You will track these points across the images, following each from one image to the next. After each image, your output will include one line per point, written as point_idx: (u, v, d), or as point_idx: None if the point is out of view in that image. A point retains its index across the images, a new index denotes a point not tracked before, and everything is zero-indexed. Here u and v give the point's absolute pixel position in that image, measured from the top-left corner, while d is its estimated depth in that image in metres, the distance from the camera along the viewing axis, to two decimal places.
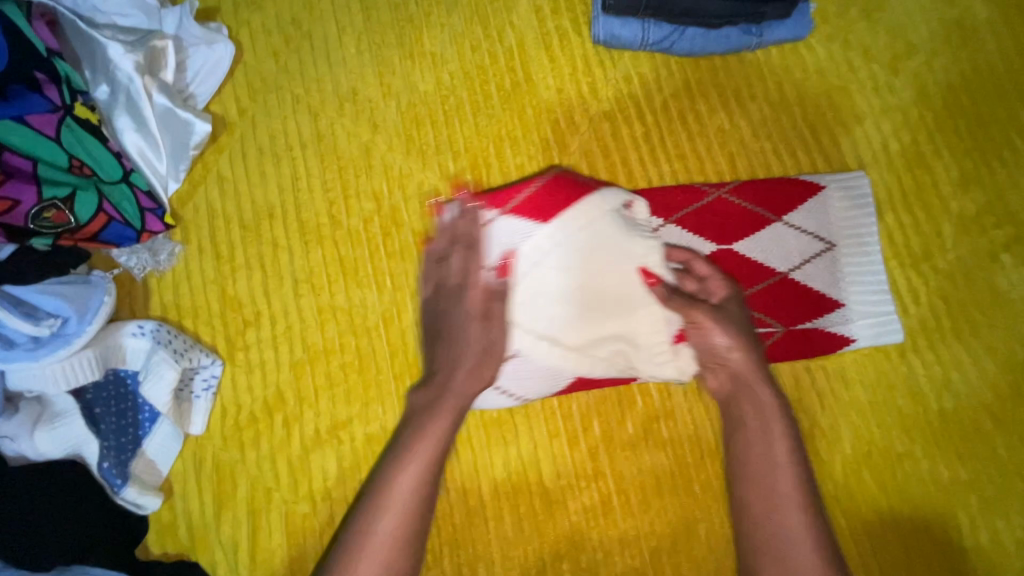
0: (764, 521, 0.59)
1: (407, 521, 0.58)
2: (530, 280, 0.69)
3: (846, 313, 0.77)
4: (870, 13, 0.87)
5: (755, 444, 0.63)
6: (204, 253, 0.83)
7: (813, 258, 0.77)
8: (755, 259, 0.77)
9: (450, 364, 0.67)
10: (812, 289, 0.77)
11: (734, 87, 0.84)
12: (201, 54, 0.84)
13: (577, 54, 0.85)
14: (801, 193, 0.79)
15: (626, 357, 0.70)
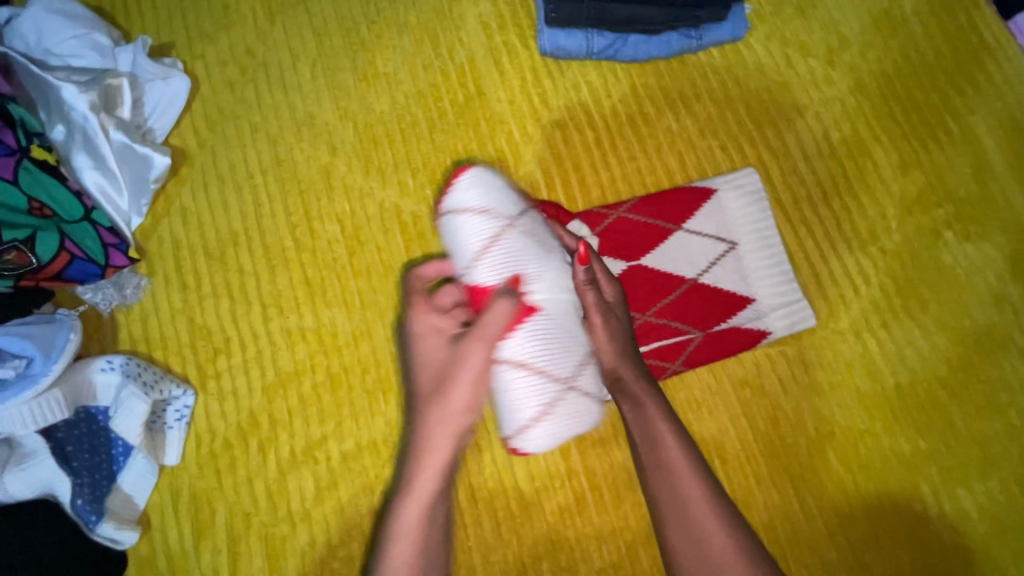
0: (665, 494, 0.58)
1: (429, 565, 0.56)
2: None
3: (758, 307, 0.80)
4: (804, 11, 0.90)
5: (656, 457, 0.60)
6: (171, 284, 0.84)
7: (719, 259, 0.81)
8: (665, 271, 0.80)
9: (434, 370, 0.59)
10: (722, 290, 0.80)
11: (679, 89, 0.88)
12: (157, 90, 0.85)
13: (526, 66, 0.87)
14: (698, 199, 0.83)
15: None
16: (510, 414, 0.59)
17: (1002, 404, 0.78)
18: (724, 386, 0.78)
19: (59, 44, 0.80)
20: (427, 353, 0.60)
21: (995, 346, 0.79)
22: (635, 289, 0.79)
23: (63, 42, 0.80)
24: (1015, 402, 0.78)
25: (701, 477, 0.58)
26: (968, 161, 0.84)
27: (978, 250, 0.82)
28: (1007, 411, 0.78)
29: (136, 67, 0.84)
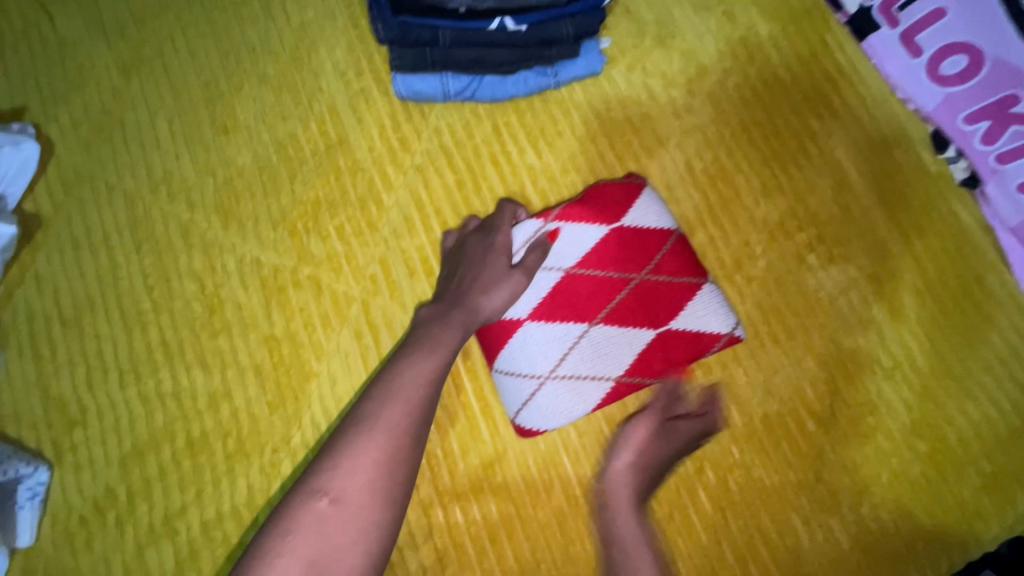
0: (617, 539, 0.68)
1: (403, 435, 0.61)
2: (608, 263, 0.77)
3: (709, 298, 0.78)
4: (663, 41, 0.90)
5: (618, 507, 0.70)
6: (24, 356, 0.81)
7: (661, 252, 0.78)
8: (607, 273, 0.77)
9: (482, 262, 0.75)
10: (667, 288, 0.78)
11: (540, 126, 0.87)
12: (7, 156, 0.83)
13: (385, 111, 0.87)
14: (629, 194, 0.80)
15: (567, 371, 0.75)
16: (699, 316, 0.77)
17: (870, 427, 0.77)
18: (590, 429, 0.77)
19: None
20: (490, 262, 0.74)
21: (860, 368, 0.79)
22: (580, 300, 0.77)
23: None
24: (882, 424, 0.77)
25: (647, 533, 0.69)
26: (828, 183, 0.85)
27: (841, 271, 0.82)
28: (875, 434, 0.77)
29: None
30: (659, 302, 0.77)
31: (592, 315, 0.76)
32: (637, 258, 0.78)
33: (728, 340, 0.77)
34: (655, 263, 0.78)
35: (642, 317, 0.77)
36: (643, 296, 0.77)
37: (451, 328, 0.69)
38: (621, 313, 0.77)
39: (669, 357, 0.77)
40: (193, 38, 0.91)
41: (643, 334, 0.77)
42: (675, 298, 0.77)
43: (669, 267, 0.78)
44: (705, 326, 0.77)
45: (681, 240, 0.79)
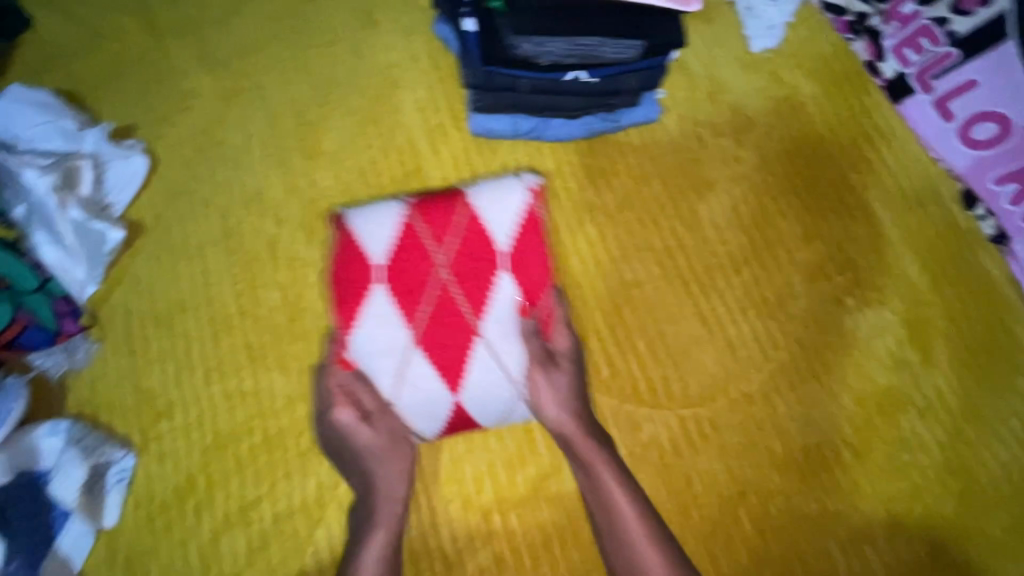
0: (614, 535, 0.71)
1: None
2: (412, 291, 0.75)
3: (482, 205, 0.78)
4: (715, 95, 0.99)
5: (604, 503, 0.73)
6: (119, 350, 0.88)
7: (376, 241, 0.76)
8: (423, 310, 0.75)
9: (353, 431, 0.76)
10: (463, 252, 0.76)
11: (599, 165, 0.95)
12: (119, 168, 0.92)
13: (460, 145, 0.95)
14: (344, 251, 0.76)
15: (513, 359, 0.77)
16: (497, 212, 0.78)
17: (903, 462, 0.82)
18: (638, 449, 0.83)
19: (27, 129, 0.87)
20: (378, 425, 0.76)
21: (894, 406, 0.85)
22: (459, 329, 0.76)
23: (31, 127, 0.87)
24: (915, 461, 0.83)
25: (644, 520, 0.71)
26: (865, 233, 0.92)
27: (877, 315, 0.88)
28: (908, 469, 0.82)
29: (98, 148, 0.91)
30: (484, 250, 0.77)
31: (471, 323, 0.76)
32: (420, 264, 0.76)
33: (531, 201, 0.79)
34: (442, 244, 0.77)
35: (490, 281, 0.77)
36: (462, 264, 0.76)
37: (390, 476, 0.76)
38: (477, 288, 0.77)
39: (526, 273, 0.78)
40: (287, 70, 1.00)
41: (506, 281, 0.77)
42: (480, 234, 0.77)
43: (438, 226, 0.77)
44: (516, 216, 0.78)
45: (414, 210, 0.77)
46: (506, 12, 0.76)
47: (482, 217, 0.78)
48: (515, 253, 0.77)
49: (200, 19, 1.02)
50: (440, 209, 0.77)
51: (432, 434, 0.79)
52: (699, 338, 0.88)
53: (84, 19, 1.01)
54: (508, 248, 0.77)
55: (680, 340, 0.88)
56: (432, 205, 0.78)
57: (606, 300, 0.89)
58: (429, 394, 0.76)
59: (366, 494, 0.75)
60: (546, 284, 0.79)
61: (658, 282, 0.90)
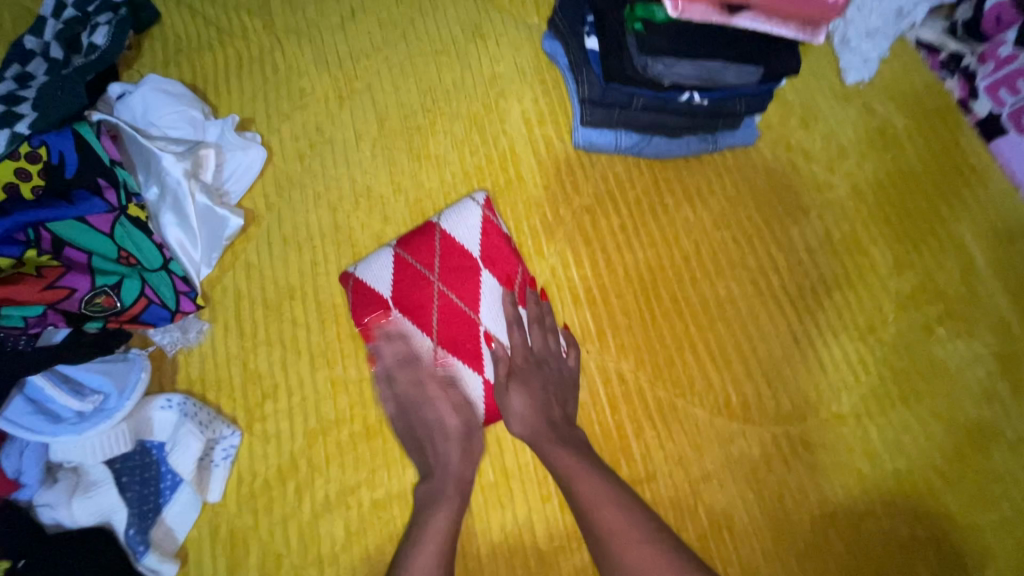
0: (593, 526, 0.70)
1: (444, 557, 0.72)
2: (426, 307, 0.88)
3: (449, 225, 0.92)
4: (808, 123, 1.02)
5: (574, 497, 0.73)
6: (229, 331, 0.92)
7: (416, 267, 0.90)
8: (451, 315, 0.88)
9: (420, 420, 0.83)
10: (428, 273, 0.90)
11: (696, 184, 0.98)
12: (237, 158, 0.96)
13: (561, 157, 0.99)
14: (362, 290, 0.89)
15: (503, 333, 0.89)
16: (467, 230, 0.91)
17: (996, 494, 0.83)
18: (732, 463, 0.85)
19: (161, 117, 0.93)
20: (422, 418, 0.83)
21: (986, 438, 0.85)
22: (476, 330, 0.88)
23: (164, 115, 0.93)
24: (1007, 493, 0.83)
25: (611, 507, 0.71)
26: (956, 265, 0.93)
27: (968, 346, 0.90)
28: (1000, 501, 0.83)
29: (222, 138, 0.96)
30: (458, 259, 0.90)
31: (473, 319, 0.88)
32: (424, 287, 0.89)
33: (485, 210, 0.92)
34: (432, 266, 0.90)
35: (469, 284, 0.89)
36: (449, 275, 0.89)
37: (446, 456, 0.81)
38: (468, 291, 0.89)
39: (502, 270, 0.90)
40: (398, 76, 1.05)
41: (487, 277, 0.90)
42: (455, 249, 0.90)
43: (424, 256, 0.90)
44: (477, 229, 0.92)
45: (404, 247, 0.91)
46: (647, 34, 0.76)
47: (453, 235, 0.91)
48: (484, 256, 0.90)
49: (317, 23, 1.08)
50: (421, 239, 0.91)
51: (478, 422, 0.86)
52: (791, 357, 0.90)
53: (210, 18, 1.07)
54: (478, 254, 0.90)
55: (773, 358, 0.90)
56: (414, 240, 0.91)
57: (701, 314, 0.92)
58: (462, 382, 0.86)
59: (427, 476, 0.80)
60: (515, 265, 0.90)
61: (751, 300, 0.93)
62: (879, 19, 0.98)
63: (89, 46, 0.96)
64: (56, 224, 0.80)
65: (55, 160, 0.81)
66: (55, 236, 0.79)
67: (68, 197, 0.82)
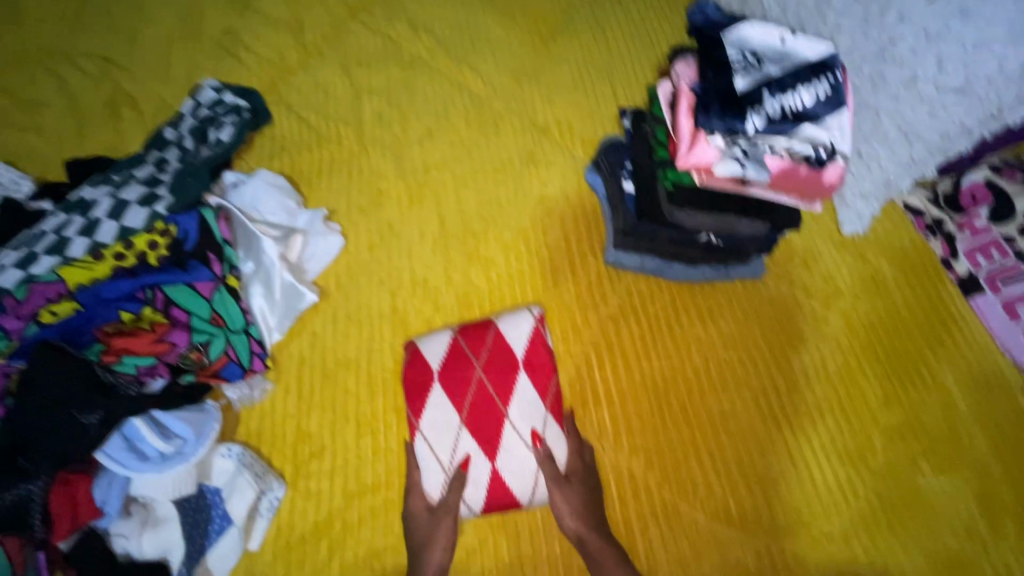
0: None
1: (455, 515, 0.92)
2: (461, 389, 1.00)
3: (502, 324, 1.06)
4: (809, 263, 1.17)
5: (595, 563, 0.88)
6: (289, 392, 1.04)
7: (463, 352, 1.03)
8: (482, 404, 0.99)
9: (433, 417, 0.99)
10: (473, 361, 1.02)
11: (709, 306, 1.12)
12: (319, 243, 1.14)
13: (593, 270, 1.15)
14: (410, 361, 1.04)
15: (525, 428, 0.98)
16: (516, 332, 1.05)
17: None
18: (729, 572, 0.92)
19: (265, 205, 1.11)
20: (435, 426, 0.98)
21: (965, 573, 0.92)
22: (498, 422, 0.98)
23: (268, 203, 1.12)
24: None
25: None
26: (938, 405, 1.05)
27: (949, 482, 0.98)
28: None
29: (310, 226, 1.14)
30: (504, 355, 1.03)
31: (500, 411, 0.99)
32: (466, 372, 1.01)
33: (538, 321, 1.05)
34: (479, 355, 1.03)
35: (507, 380, 1.01)
36: (490, 366, 1.02)
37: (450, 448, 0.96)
38: (503, 385, 1.01)
39: (539, 374, 1.02)
40: (461, 187, 1.24)
41: (522, 377, 1.01)
42: (503, 347, 1.03)
43: (475, 345, 1.04)
44: (526, 335, 1.04)
45: (461, 333, 1.05)
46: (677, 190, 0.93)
47: (504, 334, 1.05)
48: (525, 359, 1.02)
49: (399, 136, 1.29)
50: (476, 331, 1.05)
51: (474, 508, 0.94)
52: (786, 473, 0.99)
53: (312, 124, 1.29)
54: (521, 356, 1.03)
55: (770, 471, 0.99)
56: (471, 331, 1.05)
57: (705, 424, 1.02)
58: (473, 466, 0.96)
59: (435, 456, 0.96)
60: (549, 375, 1.02)
61: (750, 414, 1.03)
62: (870, 184, 1.13)
63: (215, 140, 1.17)
64: (169, 286, 0.96)
65: (180, 236, 0.98)
66: (167, 296, 0.95)
67: (183, 264, 0.98)
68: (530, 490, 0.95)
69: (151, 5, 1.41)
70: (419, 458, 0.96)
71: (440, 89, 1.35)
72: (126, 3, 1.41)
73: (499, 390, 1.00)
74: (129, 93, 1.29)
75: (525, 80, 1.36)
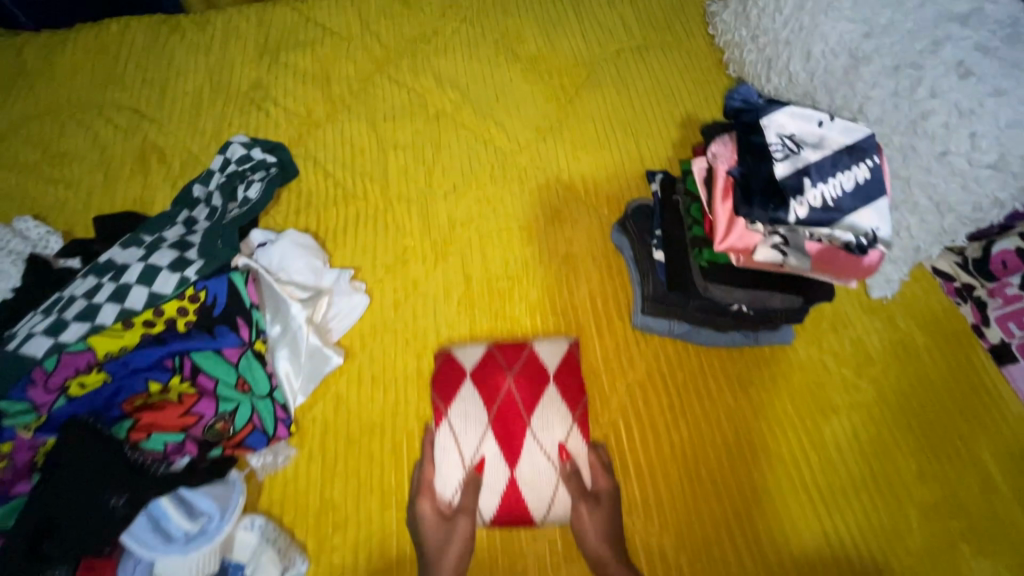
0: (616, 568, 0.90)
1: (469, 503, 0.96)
2: (491, 389, 1.06)
3: (535, 343, 1.11)
4: (838, 328, 1.16)
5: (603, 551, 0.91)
6: (312, 459, 1.02)
7: (497, 359, 1.09)
8: (510, 414, 1.05)
9: (462, 418, 1.04)
10: (505, 365, 1.09)
11: (738, 372, 1.11)
12: (344, 302, 1.13)
13: (621, 333, 1.14)
14: (441, 363, 1.09)
15: (549, 442, 1.02)
16: (551, 355, 1.10)
17: None
18: None
19: (292, 264, 1.11)
20: (461, 423, 1.03)
21: None
22: (520, 427, 1.04)
23: (295, 263, 1.11)
24: None
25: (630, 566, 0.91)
26: (976, 480, 1.02)
27: (991, 565, 0.95)
28: None
29: (336, 285, 1.13)
30: (536, 372, 1.08)
31: (526, 420, 1.04)
32: (497, 382, 1.07)
33: (573, 345, 1.11)
34: (512, 366, 1.08)
35: (535, 394, 1.06)
36: (521, 381, 1.07)
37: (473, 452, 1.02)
38: (533, 396, 1.06)
39: (566, 385, 1.07)
40: (486, 243, 1.24)
41: (551, 389, 1.06)
42: (537, 363, 1.09)
43: (509, 357, 1.09)
44: (560, 357, 1.10)
45: (497, 346, 1.11)
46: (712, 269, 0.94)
47: (539, 353, 1.10)
48: (557, 374, 1.07)
49: (424, 191, 1.29)
50: (512, 346, 1.11)
51: (485, 517, 0.97)
52: (822, 552, 0.96)
53: (338, 179, 1.29)
54: (553, 373, 1.08)
55: (791, 527, 0.98)
56: (506, 346, 1.11)
57: (737, 501, 1.00)
58: (490, 468, 1.01)
59: (458, 444, 1.02)
60: (580, 394, 1.06)
61: (784, 490, 1.01)
62: (900, 253, 1.12)
63: (244, 198, 1.18)
64: (197, 353, 0.95)
65: (208, 301, 0.99)
66: (195, 363, 0.95)
67: (211, 330, 0.97)
68: (549, 502, 0.99)
69: (181, 56, 1.43)
70: (447, 442, 1.02)
71: (465, 143, 1.35)
72: (157, 54, 1.43)
73: (527, 402, 1.05)
74: (159, 146, 1.31)
75: (551, 136, 1.36)
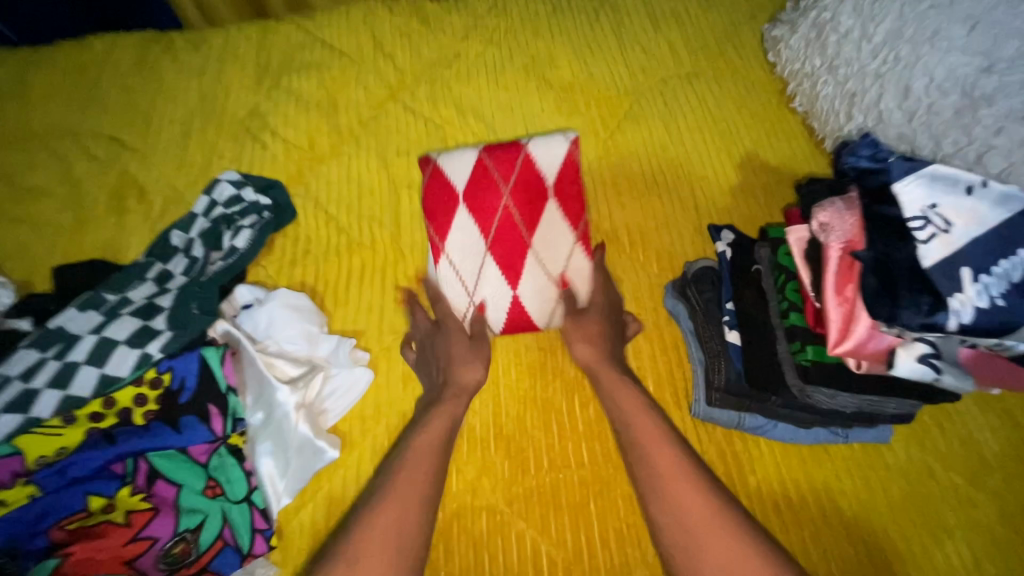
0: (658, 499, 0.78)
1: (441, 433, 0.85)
2: (485, 220, 1.02)
3: (534, 144, 1.03)
4: (941, 421, 0.94)
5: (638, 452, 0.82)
6: None
7: (486, 195, 1.02)
8: (508, 222, 1.01)
9: (456, 253, 1.02)
10: (499, 189, 1.02)
11: (826, 480, 0.90)
12: (343, 377, 0.92)
13: (679, 424, 0.92)
14: (429, 176, 1.05)
15: (553, 263, 1.02)
16: (549, 156, 1.03)
17: None
18: None
19: (282, 332, 0.91)
20: (458, 269, 1.02)
21: None
22: (518, 240, 1.01)
23: (286, 329, 0.91)
24: None
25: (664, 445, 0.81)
26: None
27: None
28: None
29: (334, 356, 0.93)
30: (534, 178, 1.02)
31: (526, 241, 1.01)
32: (490, 195, 1.02)
33: (573, 145, 1.03)
34: (506, 179, 1.02)
35: (539, 202, 1.02)
36: (517, 189, 1.02)
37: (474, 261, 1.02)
38: (532, 213, 1.02)
39: (566, 199, 1.03)
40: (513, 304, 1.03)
41: (553, 210, 1.02)
42: (534, 172, 1.02)
43: (502, 169, 1.02)
44: (560, 158, 1.03)
45: (488, 151, 1.03)
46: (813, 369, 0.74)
47: (535, 158, 1.02)
48: (557, 189, 1.03)
49: None
50: (505, 153, 1.03)
51: (495, 329, 1.01)
52: None
53: (341, 224, 1.10)
54: (552, 184, 1.03)
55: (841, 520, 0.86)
56: (499, 151, 1.03)
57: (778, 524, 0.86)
58: (494, 286, 1.01)
59: (455, 274, 1.02)
60: (579, 208, 1.03)
61: (824, 513, 0.87)
62: None
63: (230, 248, 1.00)
64: (155, 453, 0.77)
65: (174, 386, 0.80)
66: (152, 466, 0.76)
67: (176, 422, 0.79)
68: (552, 319, 1.01)
69: (170, 78, 1.27)
70: (450, 276, 1.01)
71: None
72: (144, 74, 1.27)
73: (526, 180, 1.02)
74: (137, 180, 1.13)
75: (588, 176, 1.17)
